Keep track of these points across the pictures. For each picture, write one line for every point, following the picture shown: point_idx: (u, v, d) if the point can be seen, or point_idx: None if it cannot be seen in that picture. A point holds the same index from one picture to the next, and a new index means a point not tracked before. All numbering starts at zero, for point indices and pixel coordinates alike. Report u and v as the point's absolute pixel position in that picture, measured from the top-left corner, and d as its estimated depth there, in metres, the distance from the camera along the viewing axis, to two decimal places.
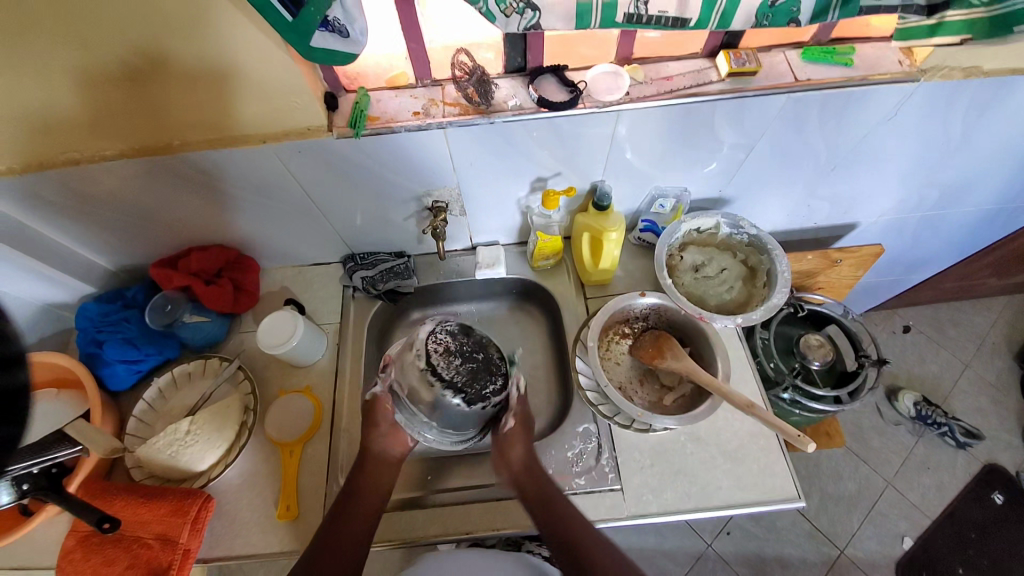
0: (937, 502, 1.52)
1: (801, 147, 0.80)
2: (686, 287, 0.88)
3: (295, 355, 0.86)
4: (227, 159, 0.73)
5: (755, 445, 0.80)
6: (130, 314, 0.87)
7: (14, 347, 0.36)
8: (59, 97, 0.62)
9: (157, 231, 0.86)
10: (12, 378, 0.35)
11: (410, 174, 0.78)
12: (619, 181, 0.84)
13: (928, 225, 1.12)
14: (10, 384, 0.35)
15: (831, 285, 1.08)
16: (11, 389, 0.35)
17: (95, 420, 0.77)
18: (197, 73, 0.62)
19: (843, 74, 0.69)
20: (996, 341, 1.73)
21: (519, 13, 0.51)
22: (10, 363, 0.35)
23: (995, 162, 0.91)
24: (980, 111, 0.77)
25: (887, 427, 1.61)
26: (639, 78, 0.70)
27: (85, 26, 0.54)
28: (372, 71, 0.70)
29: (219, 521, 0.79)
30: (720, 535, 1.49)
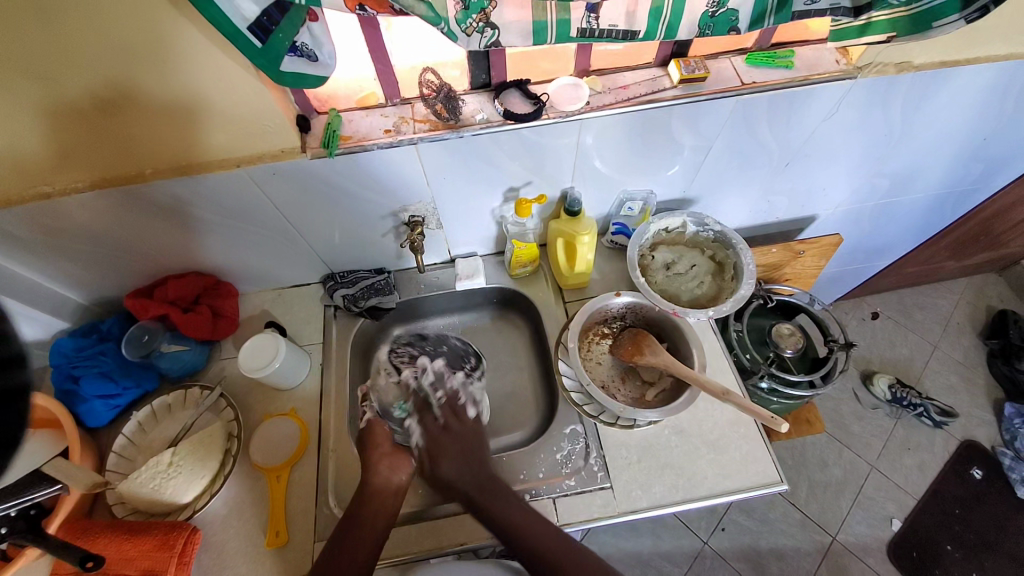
0: (920, 481, 1.57)
1: (754, 146, 0.85)
2: (660, 284, 0.91)
3: (277, 377, 0.85)
4: (204, 186, 0.74)
5: (737, 433, 0.83)
6: (105, 348, 0.85)
7: (14, 347, 0.40)
8: (30, 134, 0.63)
9: (131, 260, 0.85)
10: (11, 380, 0.39)
11: (384, 190, 0.80)
12: (588, 187, 0.87)
13: (881, 214, 1.20)
14: (8, 385, 0.38)
15: (798, 276, 1.13)
16: (12, 390, 0.39)
17: (74, 458, 0.76)
18: (165, 101, 0.63)
19: (785, 76, 0.75)
20: (959, 322, 1.82)
21: (479, 32, 0.55)
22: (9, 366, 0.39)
23: (933, 151, 0.98)
24: (912, 104, 0.84)
25: (865, 411, 1.67)
26: (598, 88, 0.74)
27: (50, 61, 0.55)
28: (342, 93, 0.72)
29: (205, 554, 0.76)
30: (716, 531, 1.50)
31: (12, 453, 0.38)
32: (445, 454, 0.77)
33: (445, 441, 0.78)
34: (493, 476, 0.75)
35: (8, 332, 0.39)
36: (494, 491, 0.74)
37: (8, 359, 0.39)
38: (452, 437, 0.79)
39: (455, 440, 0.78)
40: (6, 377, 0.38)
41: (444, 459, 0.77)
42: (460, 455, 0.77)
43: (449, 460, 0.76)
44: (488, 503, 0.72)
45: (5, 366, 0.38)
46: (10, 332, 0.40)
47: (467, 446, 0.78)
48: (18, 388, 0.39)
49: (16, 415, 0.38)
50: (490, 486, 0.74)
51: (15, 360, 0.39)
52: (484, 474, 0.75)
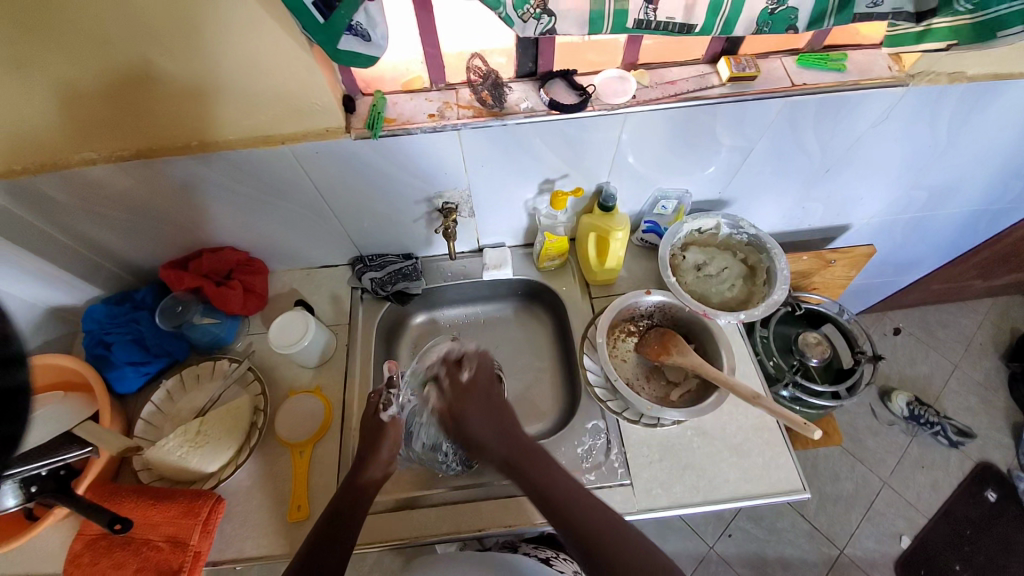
0: (932, 500, 1.55)
1: (797, 150, 0.84)
2: (689, 285, 0.91)
3: (305, 355, 0.87)
4: (245, 161, 0.75)
5: (760, 438, 0.82)
6: (138, 316, 0.87)
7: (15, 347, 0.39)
8: (85, 101, 0.64)
9: (167, 231, 0.86)
10: (10, 379, 0.38)
11: (422, 175, 0.80)
12: (624, 183, 0.87)
13: (915, 227, 1.17)
14: (10, 383, 0.37)
15: (826, 284, 1.12)
16: (10, 389, 0.37)
17: (105, 422, 0.77)
18: (217, 75, 0.64)
19: (836, 79, 0.73)
20: (983, 342, 1.78)
21: (535, 19, 0.54)
22: (10, 364, 0.38)
23: (978, 165, 0.96)
24: (963, 115, 0.81)
25: (881, 427, 1.64)
26: (645, 83, 0.73)
27: (111, 29, 0.56)
28: (389, 75, 0.72)
29: (228, 522, 0.78)
30: (722, 537, 1.50)
31: (13, 447, 0.38)
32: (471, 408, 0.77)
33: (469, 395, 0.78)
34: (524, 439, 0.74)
35: (7, 332, 0.39)
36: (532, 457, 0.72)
37: (6, 359, 0.38)
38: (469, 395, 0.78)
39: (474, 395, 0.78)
40: (3, 377, 0.37)
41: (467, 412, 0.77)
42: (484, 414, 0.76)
43: (475, 411, 0.77)
44: (525, 465, 0.71)
45: (3, 366, 0.37)
46: (11, 334, 0.39)
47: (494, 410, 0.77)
48: (15, 387, 0.38)
49: (14, 414, 0.37)
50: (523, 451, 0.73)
51: (14, 359, 0.38)
52: (516, 436, 0.74)
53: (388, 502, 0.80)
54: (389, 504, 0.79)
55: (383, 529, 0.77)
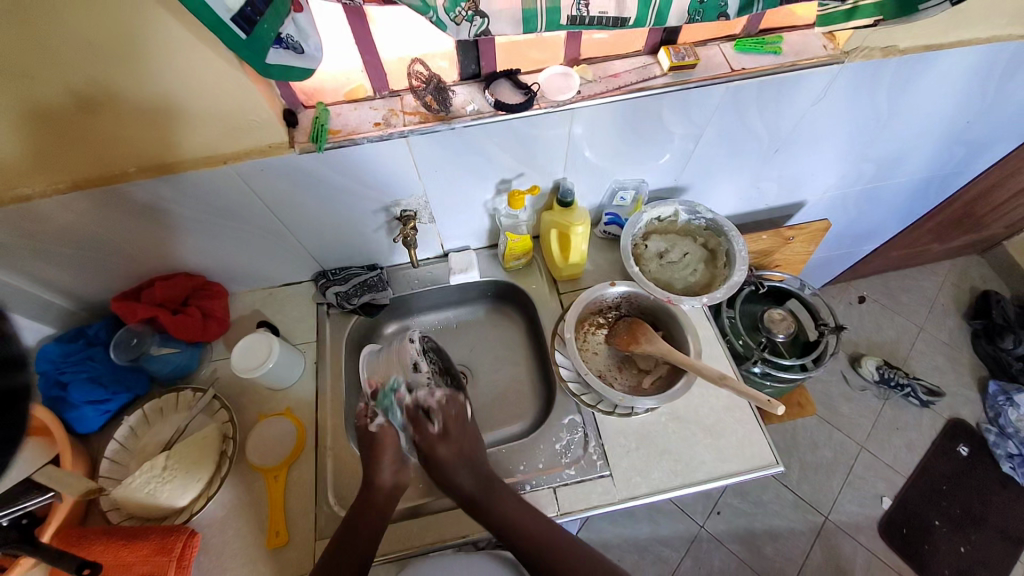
0: (907, 459, 1.61)
1: (745, 133, 0.86)
2: (653, 273, 0.92)
3: (272, 377, 0.85)
4: (188, 184, 0.72)
5: (733, 417, 0.84)
6: (94, 352, 0.84)
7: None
8: (4, 135, 0.61)
9: (117, 262, 0.83)
10: (11, 381, 0.40)
11: (375, 184, 0.79)
12: (580, 178, 0.87)
13: (870, 198, 1.21)
14: (9, 386, 0.39)
15: (787, 261, 1.15)
16: (11, 391, 0.39)
17: (65, 465, 0.74)
18: (146, 97, 0.61)
19: (773, 62, 0.75)
20: (944, 303, 1.86)
21: (468, 21, 0.54)
22: (12, 366, 0.40)
23: (919, 135, 1.00)
24: (900, 87, 0.84)
25: (854, 393, 1.70)
26: (588, 77, 0.74)
27: (25, 58, 0.53)
28: (329, 86, 0.71)
29: (205, 557, 0.76)
30: (711, 515, 1.53)
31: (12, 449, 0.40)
32: (453, 454, 0.74)
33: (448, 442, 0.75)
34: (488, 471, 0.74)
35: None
36: (490, 488, 0.72)
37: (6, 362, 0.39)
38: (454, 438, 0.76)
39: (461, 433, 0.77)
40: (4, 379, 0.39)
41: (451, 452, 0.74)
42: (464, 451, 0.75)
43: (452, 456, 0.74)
44: (489, 505, 0.71)
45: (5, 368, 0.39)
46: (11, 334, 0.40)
47: (468, 446, 0.76)
48: (17, 389, 0.40)
49: (13, 418, 0.40)
50: (487, 488, 0.72)
51: (13, 362, 0.40)
52: (481, 469, 0.74)
53: None
54: None
55: None
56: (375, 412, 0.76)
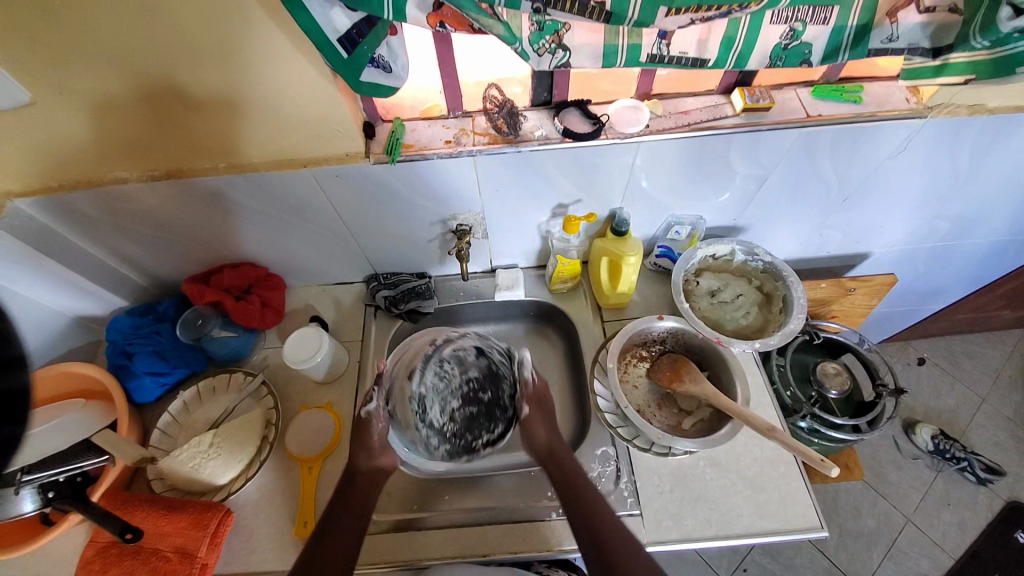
0: (961, 541, 1.46)
1: (813, 178, 0.83)
2: (703, 312, 0.89)
3: (319, 370, 0.88)
4: (269, 181, 0.78)
5: (776, 471, 0.79)
6: (160, 328, 0.90)
7: None
8: (121, 123, 0.68)
9: (193, 247, 0.90)
10: (11, 382, 0.38)
11: (438, 197, 0.82)
12: (637, 208, 0.87)
13: (940, 255, 1.14)
14: (9, 386, 0.38)
15: (845, 313, 1.09)
16: (11, 391, 0.38)
17: (123, 430, 0.80)
18: (244, 98, 0.66)
19: (853, 111, 0.73)
20: (1014, 375, 1.71)
21: (551, 53, 0.56)
22: (13, 366, 0.38)
23: (1003, 196, 0.93)
24: (986, 146, 0.80)
25: (905, 461, 1.58)
26: (659, 112, 0.74)
27: (149, 56, 0.60)
28: (408, 103, 0.75)
29: (235, 536, 0.79)
30: (734, 570, 1.44)
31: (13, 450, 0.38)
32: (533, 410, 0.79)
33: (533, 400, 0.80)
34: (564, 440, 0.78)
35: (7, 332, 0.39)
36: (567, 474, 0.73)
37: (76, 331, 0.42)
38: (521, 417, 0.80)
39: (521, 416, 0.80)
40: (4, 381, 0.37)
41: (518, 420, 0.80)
42: (543, 411, 0.80)
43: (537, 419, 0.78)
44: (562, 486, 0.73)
45: (5, 369, 0.38)
46: (11, 334, 0.39)
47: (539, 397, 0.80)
48: (17, 391, 0.39)
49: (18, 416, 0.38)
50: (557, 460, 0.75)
51: (15, 361, 0.38)
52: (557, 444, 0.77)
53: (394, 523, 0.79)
54: (394, 525, 0.79)
55: (391, 551, 0.76)
56: (371, 395, 0.79)
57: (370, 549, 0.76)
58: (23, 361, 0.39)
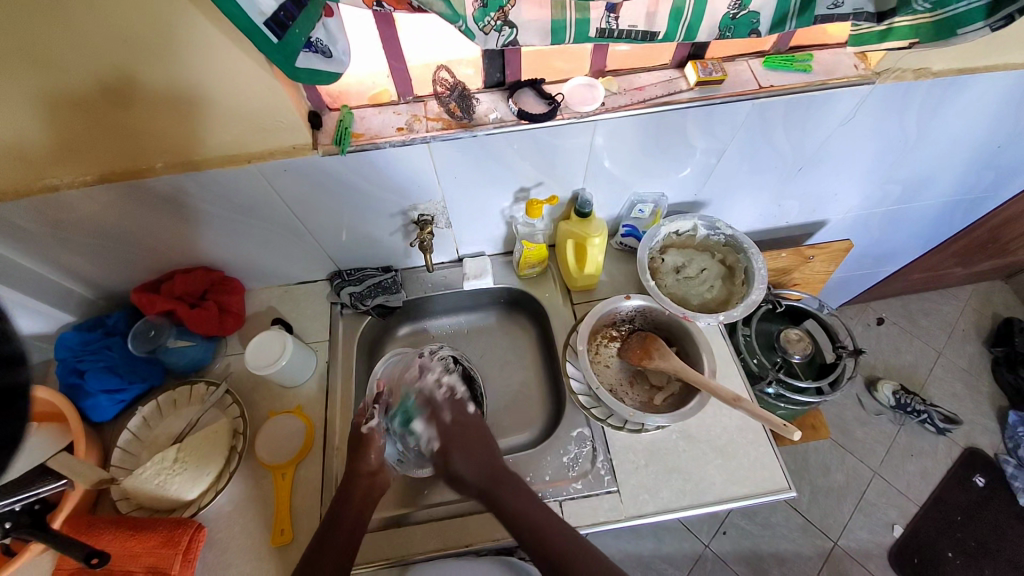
0: (921, 487, 1.56)
1: (768, 150, 0.84)
2: (669, 288, 0.91)
3: (285, 374, 0.85)
4: (213, 181, 0.74)
5: (746, 438, 0.82)
6: (111, 342, 0.85)
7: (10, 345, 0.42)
8: (36, 126, 0.62)
9: (139, 255, 0.85)
10: (14, 377, 0.42)
11: (394, 188, 0.79)
12: (599, 188, 0.87)
13: (893, 219, 1.18)
14: (8, 382, 0.41)
15: (806, 280, 1.13)
16: (12, 387, 0.41)
17: (78, 452, 0.75)
18: (174, 93, 0.62)
19: (802, 80, 0.74)
20: (965, 329, 1.81)
21: (497, 31, 0.54)
22: (10, 364, 0.41)
23: (947, 158, 0.97)
24: (929, 111, 0.83)
25: (868, 417, 1.66)
26: (614, 89, 0.73)
27: (61, 50, 0.54)
28: (354, 89, 0.71)
29: (209, 551, 0.76)
30: (717, 535, 1.50)
31: (13, 450, 0.41)
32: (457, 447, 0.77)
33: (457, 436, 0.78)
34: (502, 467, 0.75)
35: (8, 331, 0.42)
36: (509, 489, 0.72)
37: None
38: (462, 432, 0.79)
39: (463, 433, 0.78)
40: (6, 376, 0.41)
41: (452, 445, 0.77)
42: (472, 450, 0.77)
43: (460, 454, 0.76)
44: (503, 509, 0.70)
45: (7, 365, 0.41)
46: (11, 331, 0.42)
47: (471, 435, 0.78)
48: (18, 386, 0.42)
49: (14, 415, 0.41)
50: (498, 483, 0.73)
51: (14, 359, 0.42)
52: (490, 465, 0.75)
53: (375, 521, 0.78)
54: (376, 523, 0.78)
55: (373, 549, 0.75)
56: (372, 414, 0.79)
57: None
58: (21, 358, 0.43)
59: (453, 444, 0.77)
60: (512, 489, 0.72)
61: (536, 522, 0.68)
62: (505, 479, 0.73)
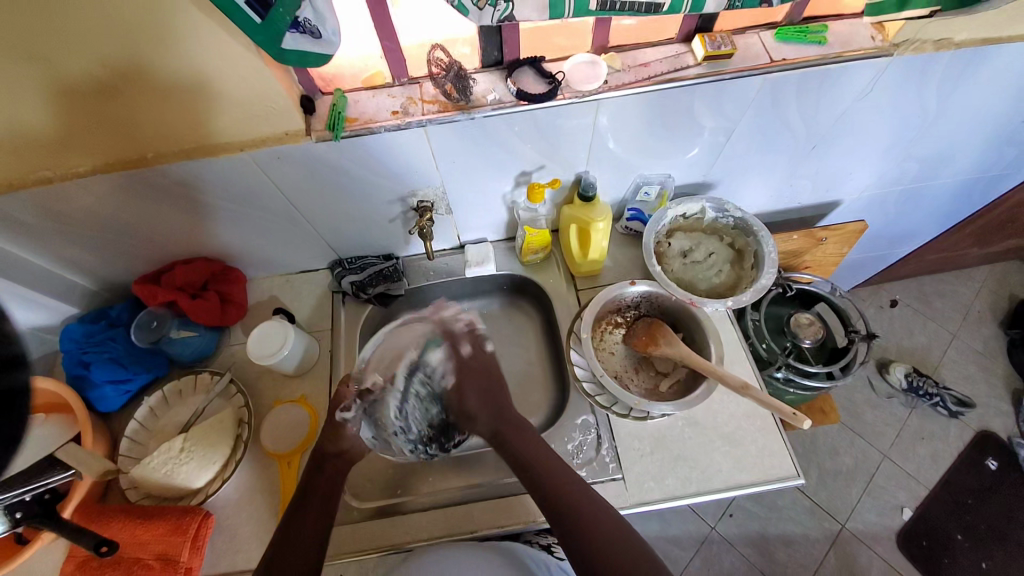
0: (932, 471, 1.55)
1: (780, 127, 0.80)
2: (676, 273, 0.88)
3: (285, 364, 0.85)
4: (207, 170, 0.72)
5: (753, 426, 0.81)
6: (116, 333, 0.86)
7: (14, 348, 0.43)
8: (26, 117, 0.61)
9: (139, 246, 0.84)
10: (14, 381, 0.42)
11: (392, 174, 0.77)
12: (603, 171, 0.84)
13: (910, 198, 1.14)
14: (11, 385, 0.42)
15: (817, 263, 1.09)
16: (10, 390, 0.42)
17: (87, 444, 0.76)
18: (163, 82, 0.60)
19: (817, 53, 0.70)
20: (982, 310, 1.77)
21: (491, 6, 0.51)
22: (13, 366, 0.42)
23: (968, 135, 0.93)
24: (954, 81, 0.78)
25: (879, 400, 1.64)
26: (616, 66, 0.70)
27: (46, 41, 0.53)
28: (348, 72, 0.69)
29: (220, 536, 0.77)
30: (723, 517, 1.50)
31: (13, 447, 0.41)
32: (472, 384, 0.78)
33: (471, 373, 0.79)
34: (513, 410, 0.77)
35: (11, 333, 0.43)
36: (520, 431, 0.73)
37: None
38: (476, 369, 0.79)
39: (479, 368, 0.79)
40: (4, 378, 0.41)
41: (469, 387, 0.78)
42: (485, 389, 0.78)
43: (473, 389, 0.78)
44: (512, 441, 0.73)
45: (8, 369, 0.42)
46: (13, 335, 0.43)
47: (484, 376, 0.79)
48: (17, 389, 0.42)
49: (14, 415, 0.42)
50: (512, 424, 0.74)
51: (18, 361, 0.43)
52: (502, 406, 0.77)
53: (381, 509, 0.79)
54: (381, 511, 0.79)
55: (379, 535, 0.76)
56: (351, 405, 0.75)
57: (356, 536, 0.76)
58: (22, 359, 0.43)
59: (468, 381, 0.78)
60: (519, 429, 0.74)
61: (537, 460, 0.70)
62: (514, 423, 0.75)
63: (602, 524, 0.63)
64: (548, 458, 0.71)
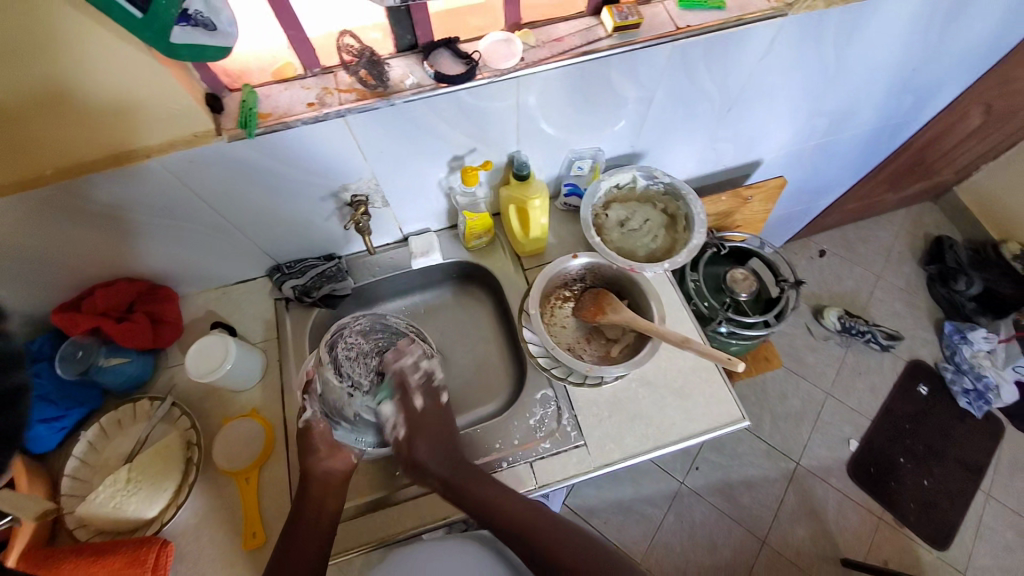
0: (870, 402, 1.70)
1: (695, 93, 0.84)
2: (616, 242, 0.91)
3: (230, 380, 0.81)
4: (114, 183, 0.67)
5: (701, 377, 0.86)
6: (39, 368, 0.79)
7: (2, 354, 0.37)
8: None
9: (50, 273, 0.78)
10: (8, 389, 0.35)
11: (318, 169, 0.75)
12: (535, 149, 0.85)
13: (825, 152, 1.23)
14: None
15: (747, 221, 1.16)
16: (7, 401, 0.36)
17: (21, 488, 0.71)
18: (46, 91, 0.55)
19: (719, 18, 0.73)
20: (900, 251, 1.94)
21: None
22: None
23: (865, 87, 1.01)
24: (846, 37, 0.84)
25: (819, 343, 1.77)
26: (531, 43, 0.71)
27: None
28: (255, 66, 0.68)
29: (180, 565, 0.74)
30: (691, 471, 1.58)
31: None
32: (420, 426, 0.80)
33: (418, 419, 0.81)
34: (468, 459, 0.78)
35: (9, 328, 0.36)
36: (474, 476, 0.75)
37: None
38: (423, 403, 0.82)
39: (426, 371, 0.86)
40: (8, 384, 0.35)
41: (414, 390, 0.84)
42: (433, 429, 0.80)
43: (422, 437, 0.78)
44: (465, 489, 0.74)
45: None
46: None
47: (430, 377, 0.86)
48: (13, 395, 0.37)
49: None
50: (466, 476, 0.75)
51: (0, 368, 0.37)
52: (453, 454, 0.78)
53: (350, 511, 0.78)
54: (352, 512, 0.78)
55: (351, 536, 0.75)
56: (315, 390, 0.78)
57: None
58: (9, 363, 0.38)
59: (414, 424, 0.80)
60: (471, 473, 0.76)
61: (494, 504, 0.72)
62: (464, 467, 0.76)
63: (572, 549, 0.70)
64: (503, 493, 0.73)
